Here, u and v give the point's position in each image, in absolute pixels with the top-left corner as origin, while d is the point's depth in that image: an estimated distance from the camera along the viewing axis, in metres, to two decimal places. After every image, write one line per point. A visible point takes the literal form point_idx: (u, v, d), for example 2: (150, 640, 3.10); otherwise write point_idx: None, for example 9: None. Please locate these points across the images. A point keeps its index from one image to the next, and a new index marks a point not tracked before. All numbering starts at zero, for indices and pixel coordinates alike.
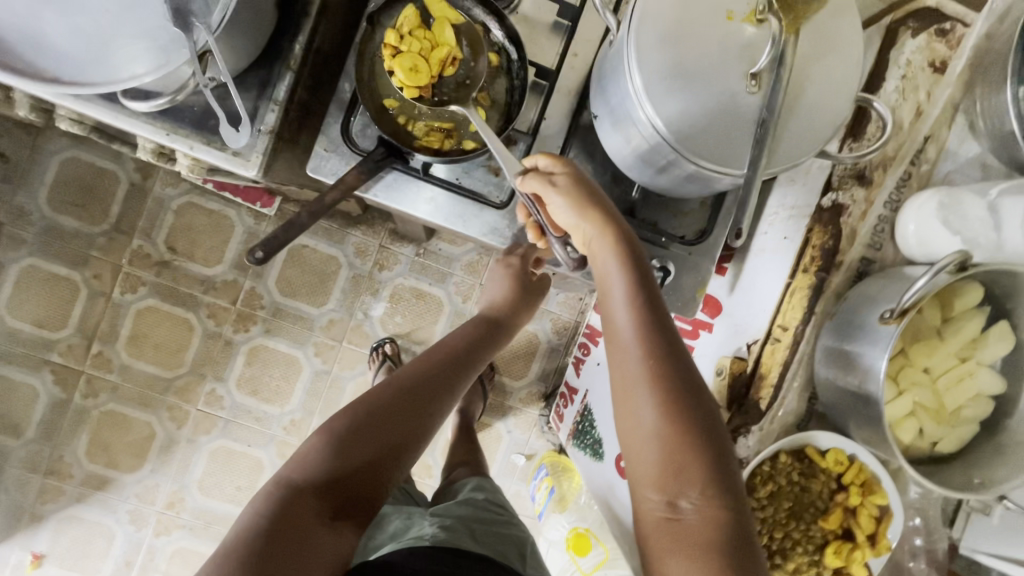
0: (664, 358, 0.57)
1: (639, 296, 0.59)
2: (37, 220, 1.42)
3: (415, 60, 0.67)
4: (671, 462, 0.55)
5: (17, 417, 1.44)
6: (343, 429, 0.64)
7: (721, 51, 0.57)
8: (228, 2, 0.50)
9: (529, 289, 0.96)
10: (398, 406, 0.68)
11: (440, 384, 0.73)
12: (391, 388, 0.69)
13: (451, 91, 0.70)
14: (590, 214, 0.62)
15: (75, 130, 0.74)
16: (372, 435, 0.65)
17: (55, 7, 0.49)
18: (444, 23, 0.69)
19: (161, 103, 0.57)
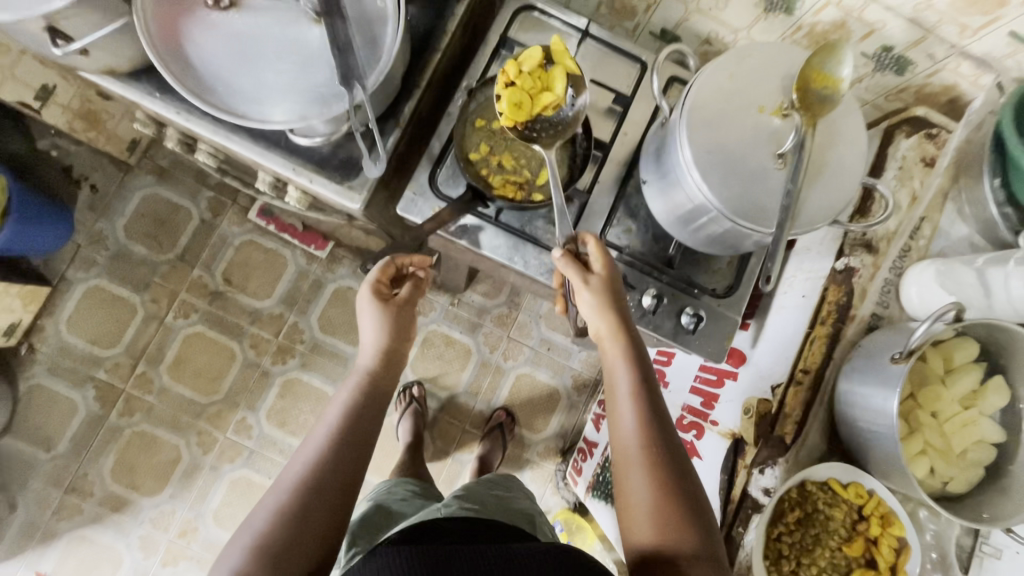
0: (655, 432, 0.67)
1: (637, 378, 0.71)
2: (111, 244, 1.56)
3: (520, 95, 0.77)
4: (665, 524, 0.61)
5: (52, 429, 1.49)
6: (294, 512, 0.61)
7: (754, 134, 0.71)
8: (381, 70, 0.64)
9: (406, 309, 0.83)
10: (342, 480, 0.65)
11: (363, 447, 0.69)
12: (333, 455, 0.66)
13: (543, 130, 0.81)
14: (602, 302, 0.75)
15: (208, 161, 0.88)
16: (323, 513, 0.62)
17: (252, 69, 0.64)
18: (560, 69, 0.79)
19: (318, 139, 0.76)
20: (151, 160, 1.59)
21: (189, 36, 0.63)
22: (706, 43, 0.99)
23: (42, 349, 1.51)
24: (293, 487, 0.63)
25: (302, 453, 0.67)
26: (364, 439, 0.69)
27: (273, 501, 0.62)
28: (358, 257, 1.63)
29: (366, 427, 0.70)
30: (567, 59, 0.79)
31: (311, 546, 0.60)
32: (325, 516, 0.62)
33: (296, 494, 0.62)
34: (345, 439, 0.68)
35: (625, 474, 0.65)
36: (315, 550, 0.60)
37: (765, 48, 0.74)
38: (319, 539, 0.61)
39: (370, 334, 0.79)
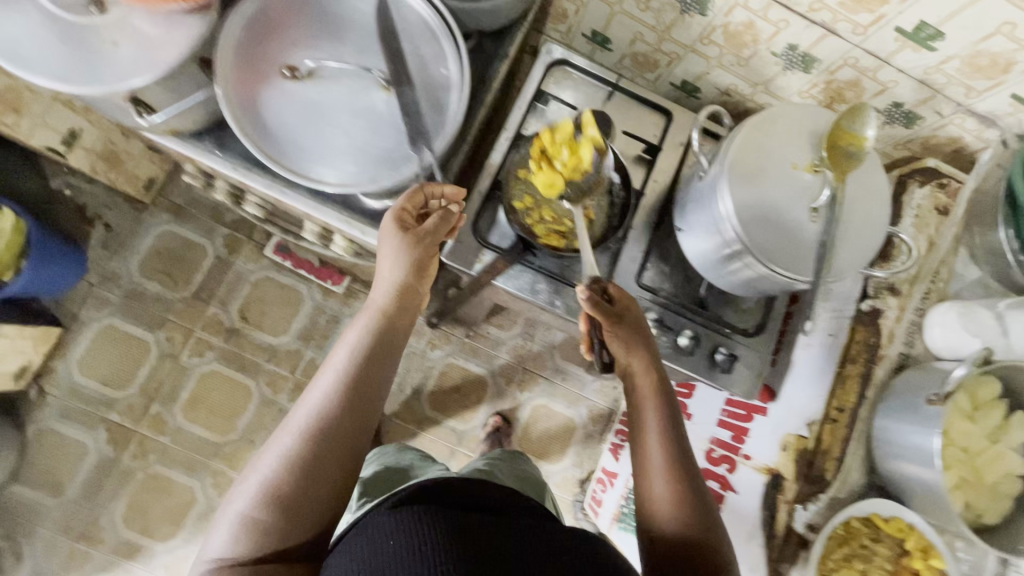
0: (692, 479, 0.67)
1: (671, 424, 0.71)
2: (125, 283, 1.54)
3: (551, 179, 0.85)
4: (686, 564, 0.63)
5: (62, 474, 1.45)
6: (301, 467, 0.54)
7: (790, 189, 0.76)
8: (449, 134, 0.68)
9: (435, 237, 0.67)
10: (354, 449, 0.57)
11: (375, 404, 0.60)
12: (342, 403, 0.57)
13: (574, 194, 0.86)
14: (632, 343, 0.76)
15: (257, 212, 0.91)
16: (330, 470, 0.55)
17: (324, 133, 0.67)
18: (587, 141, 0.86)
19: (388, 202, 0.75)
20: (166, 199, 1.59)
21: (265, 102, 0.66)
22: (724, 94, 1.05)
23: (52, 392, 1.48)
24: (304, 436, 0.56)
25: (311, 398, 0.58)
26: (375, 397, 0.60)
27: (280, 447, 0.56)
28: None
29: (381, 387, 0.61)
30: (593, 129, 0.85)
31: (317, 509, 0.54)
32: (335, 489, 0.56)
33: (303, 445, 0.55)
34: (358, 395, 0.59)
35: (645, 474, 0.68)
36: (324, 511, 0.55)
37: (795, 108, 0.79)
38: (329, 507, 0.55)
39: (388, 265, 0.65)
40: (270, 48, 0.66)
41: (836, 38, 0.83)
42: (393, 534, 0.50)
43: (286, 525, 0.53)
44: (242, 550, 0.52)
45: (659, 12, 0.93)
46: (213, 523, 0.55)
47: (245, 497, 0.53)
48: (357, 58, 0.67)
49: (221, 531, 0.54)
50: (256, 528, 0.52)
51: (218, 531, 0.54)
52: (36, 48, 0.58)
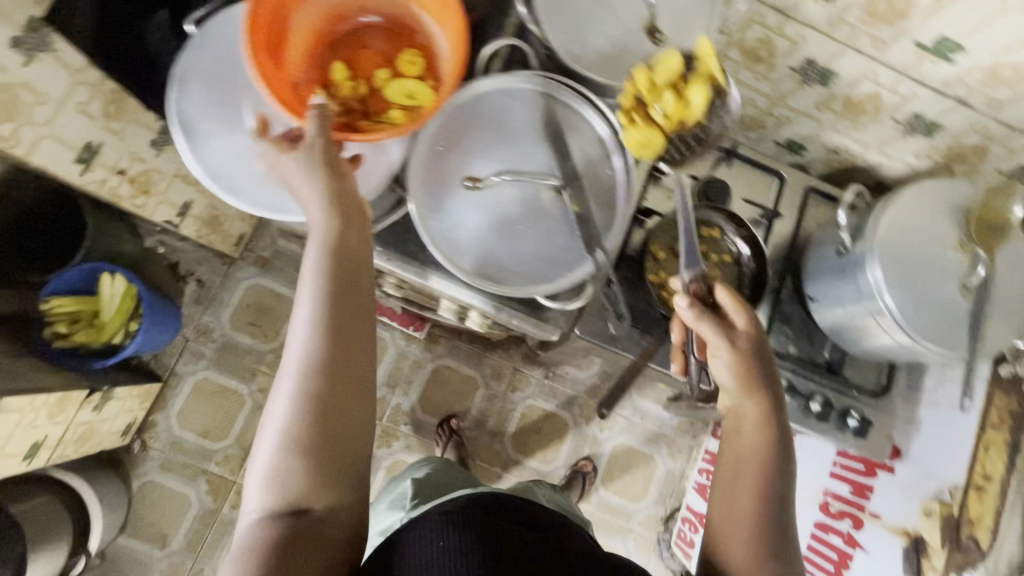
0: (775, 491, 0.62)
1: (758, 437, 0.65)
2: (218, 336, 1.59)
3: (649, 135, 0.66)
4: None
5: (166, 526, 1.50)
6: (305, 423, 0.56)
7: (941, 267, 0.77)
8: (619, 233, 0.70)
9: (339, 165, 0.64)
10: (344, 389, 0.58)
11: (355, 342, 0.60)
12: (319, 355, 0.58)
13: (683, 151, 0.68)
14: (736, 359, 0.67)
15: (396, 291, 0.94)
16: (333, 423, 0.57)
17: (500, 235, 0.69)
18: (701, 78, 0.64)
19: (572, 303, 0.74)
20: (253, 252, 1.64)
21: (447, 210, 0.69)
22: (833, 153, 1.06)
23: (154, 445, 1.53)
24: (295, 394, 0.57)
25: (294, 345, 0.59)
26: (353, 331, 0.60)
27: (281, 409, 0.57)
28: (454, 336, 1.68)
29: (354, 323, 0.60)
30: (714, 64, 0.64)
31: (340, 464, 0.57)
32: (336, 436, 0.57)
33: (298, 399, 0.57)
34: (339, 335, 0.59)
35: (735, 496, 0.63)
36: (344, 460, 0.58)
37: (936, 184, 0.81)
38: (342, 451, 0.58)
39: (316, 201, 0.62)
40: (451, 161, 0.70)
41: (968, 109, 0.84)
42: (443, 537, 0.58)
43: (304, 473, 0.56)
44: (275, 504, 0.55)
45: (776, 82, 0.95)
46: (246, 486, 0.57)
47: (265, 455, 0.56)
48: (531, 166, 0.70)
49: (254, 492, 0.57)
50: (280, 477, 0.55)
51: (252, 497, 0.57)
52: (244, 174, 0.69)
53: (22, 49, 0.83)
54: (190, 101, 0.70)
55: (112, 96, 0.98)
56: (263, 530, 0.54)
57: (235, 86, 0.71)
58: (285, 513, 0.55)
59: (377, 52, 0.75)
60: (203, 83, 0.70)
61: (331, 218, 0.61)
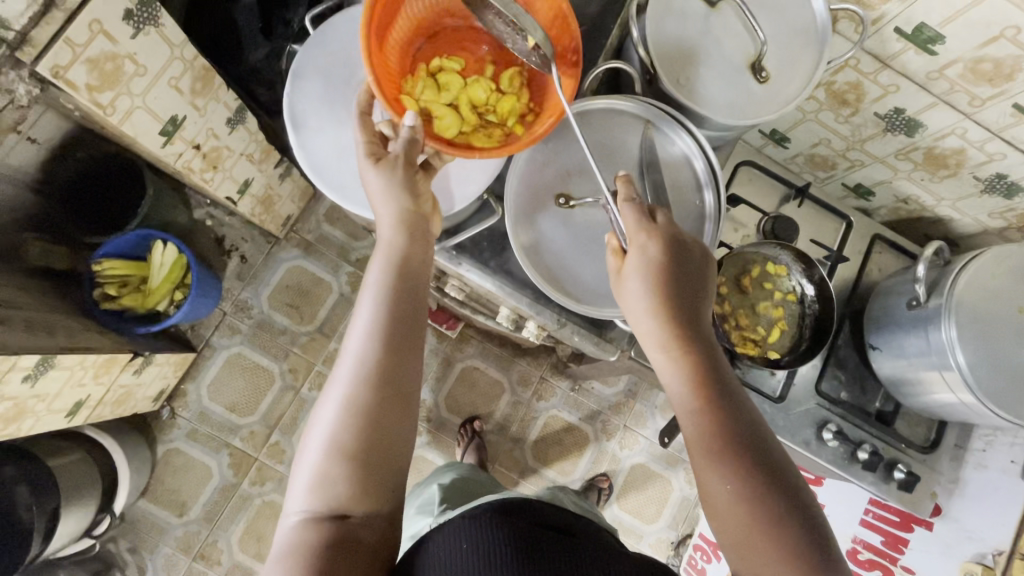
0: (744, 436, 0.61)
1: (697, 366, 0.64)
2: (256, 313, 1.61)
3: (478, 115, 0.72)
4: (745, 531, 0.57)
5: (186, 494, 1.51)
6: (358, 424, 0.58)
7: (1018, 332, 0.76)
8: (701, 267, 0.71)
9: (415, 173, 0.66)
10: (396, 400, 0.60)
11: (408, 350, 0.63)
12: (378, 356, 0.61)
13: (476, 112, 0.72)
14: (654, 283, 0.64)
15: (456, 294, 0.96)
16: (386, 430, 0.59)
17: (582, 254, 0.71)
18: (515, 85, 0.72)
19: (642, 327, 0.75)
20: (298, 234, 1.66)
21: (538, 223, 0.70)
22: (900, 201, 1.06)
23: (182, 414, 1.55)
24: (350, 392, 0.59)
25: (349, 349, 0.62)
26: (405, 340, 0.63)
27: (332, 405, 0.59)
28: (486, 339, 1.69)
29: (407, 330, 0.63)
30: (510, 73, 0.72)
31: (386, 472, 0.58)
32: (383, 444, 0.58)
33: (355, 401, 0.58)
34: (393, 339, 0.62)
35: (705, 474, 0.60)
36: (390, 472, 0.58)
37: (1020, 247, 0.80)
38: (390, 463, 0.59)
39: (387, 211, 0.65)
40: (547, 176, 0.71)
41: None
42: (467, 538, 0.58)
43: (348, 476, 0.56)
44: (319, 505, 0.56)
45: (859, 126, 0.95)
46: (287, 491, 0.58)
47: (313, 454, 0.57)
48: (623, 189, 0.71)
49: (294, 495, 0.57)
50: (326, 483, 0.56)
51: (294, 502, 0.57)
52: (346, 171, 0.70)
53: (132, 21, 0.84)
54: (304, 96, 0.72)
55: (202, 73, 1.00)
56: (303, 534, 0.54)
57: (348, 85, 0.72)
58: (326, 516, 0.55)
59: (473, 58, 0.77)
60: (319, 79, 0.72)
61: (399, 232, 0.65)
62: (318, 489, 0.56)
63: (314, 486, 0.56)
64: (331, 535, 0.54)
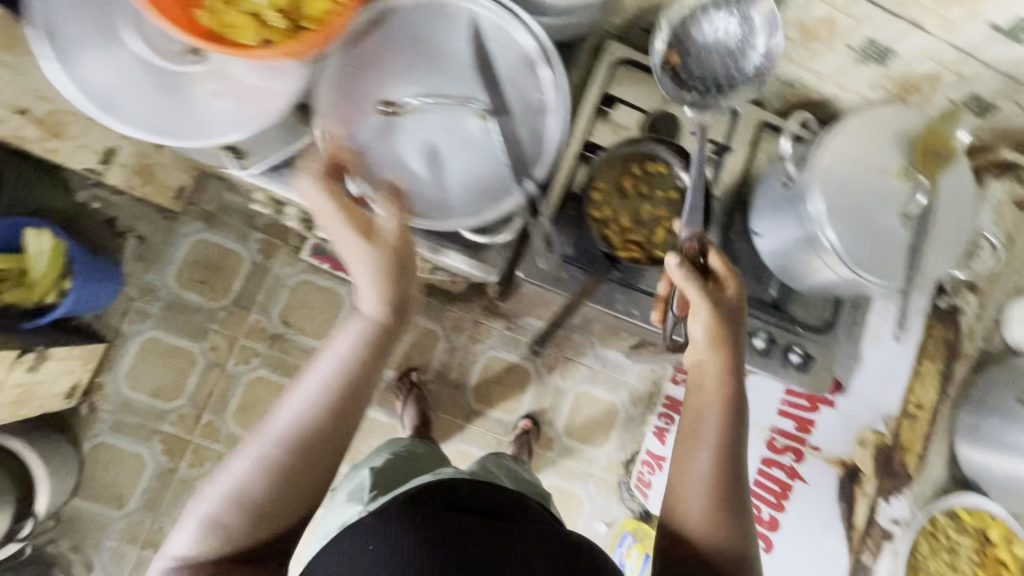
0: (728, 449, 0.66)
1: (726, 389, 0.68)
2: (164, 295, 1.53)
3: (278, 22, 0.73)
4: (709, 521, 0.64)
5: (123, 486, 1.47)
6: (286, 458, 0.59)
7: (882, 197, 0.76)
8: (549, 164, 0.69)
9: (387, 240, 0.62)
10: (327, 448, 0.60)
11: (353, 408, 0.62)
12: (325, 415, 0.60)
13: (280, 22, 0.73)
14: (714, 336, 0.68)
15: (326, 235, 0.89)
16: (313, 473, 0.60)
17: (418, 164, 0.68)
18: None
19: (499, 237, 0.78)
20: (197, 205, 1.56)
21: (362, 137, 0.68)
22: (787, 87, 1.02)
23: (103, 407, 1.48)
24: (286, 431, 0.59)
25: (301, 392, 0.61)
26: (351, 401, 0.61)
27: (265, 440, 0.59)
28: (415, 290, 1.64)
29: (360, 390, 0.62)
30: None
31: (297, 500, 0.59)
32: (300, 489, 0.59)
33: (289, 438, 0.59)
34: (347, 398, 0.61)
35: (684, 478, 0.66)
36: (306, 499, 0.60)
37: (879, 109, 0.78)
38: (302, 504, 0.60)
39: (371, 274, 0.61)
40: (368, 85, 0.70)
41: (922, 33, 0.82)
42: (373, 539, 0.61)
43: (256, 520, 0.58)
44: (207, 550, 0.57)
45: None
46: (180, 518, 0.59)
47: (230, 473, 0.58)
48: (453, 89, 0.69)
49: (185, 526, 0.58)
50: (242, 501, 0.57)
51: (186, 523, 0.58)
52: (123, 94, 0.70)
53: None
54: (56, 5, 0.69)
55: None
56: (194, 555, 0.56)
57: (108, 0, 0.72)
58: (206, 540, 0.57)
59: None
60: None
61: (384, 311, 0.61)
62: (227, 508, 0.57)
63: (224, 505, 0.57)
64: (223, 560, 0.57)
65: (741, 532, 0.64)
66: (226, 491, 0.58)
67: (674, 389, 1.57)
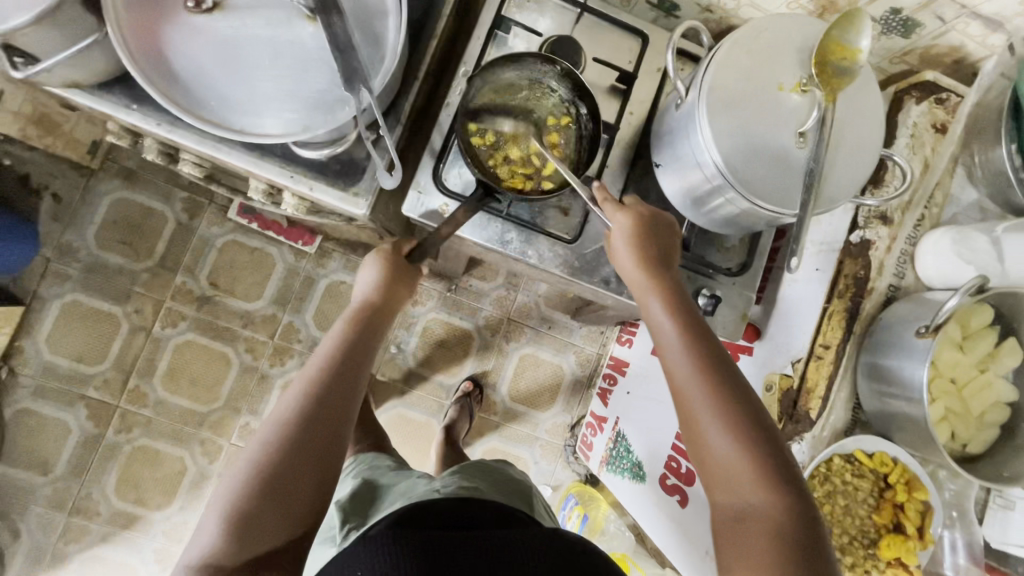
0: (714, 372, 0.66)
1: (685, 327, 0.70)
2: (84, 256, 1.47)
3: None
4: (740, 480, 0.61)
5: (47, 453, 1.43)
6: (286, 444, 0.64)
7: (775, 114, 0.69)
8: (387, 74, 0.64)
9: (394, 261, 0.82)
10: (330, 424, 0.67)
11: (346, 401, 0.70)
12: (323, 390, 0.69)
13: None
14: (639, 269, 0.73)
15: (196, 170, 0.86)
16: (317, 445, 0.65)
17: (244, 76, 0.65)
18: None
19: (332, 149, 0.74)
20: (116, 162, 1.49)
21: (173, 45, 0.63)
22: (706, 11, 0.94)
23: (24, 372, 1.44)
24: (283, 421, 0.66)
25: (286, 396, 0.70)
26: (349, 394, 0.71)
27: (264, 434, 0.65)
28: (350, 251, 1.58)
29: (348, 385, 0.71)
30: None
31: (306, 477, 0.63)
32: (307, 481, 0.63)
33: (291, 424, 0.65)
34: (340, 373, 0.72)
35: (697, 424, 0.64)
36: (314, 481, 0.64)
37: (778, 19, 0.72)
38: (311, 493, 0.63)
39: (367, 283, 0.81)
40: None
41: None
42: (363, 563, 0.55)
43: (269, 509, 0.60)
44: (224, 545, 0.58)
45: None
46: (197, 526, 0.60)
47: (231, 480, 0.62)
48: None
49: (207, 531, 0.59)
50: (244, 493, 0.61)
51: (207, 527, 0.60)
52: None
53: None
54: None
55: None
56: (215, 556, 0.57)
57: None
58: (228, 532, 0.58)
59: None
60: None
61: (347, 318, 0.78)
62: (238, 499, 0.60)
63: (226, 514, 0.59)
64: (245, 559, 0.58)
65: (768, 447, 0.62)
66: (226, 500, 0.60)
67: (618, 349, 1.49)
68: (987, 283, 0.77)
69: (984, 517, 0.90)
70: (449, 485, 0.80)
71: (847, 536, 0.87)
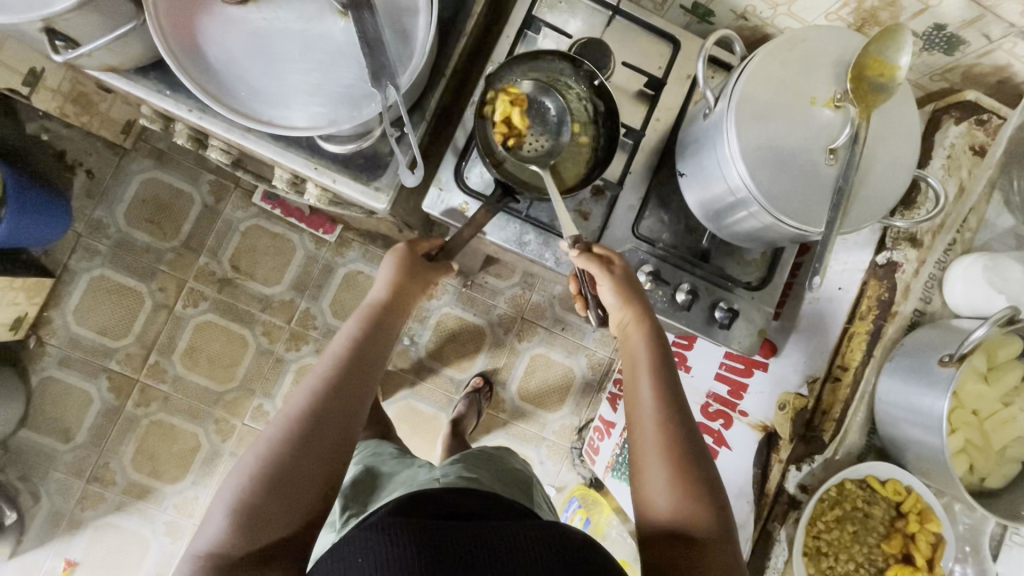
0: (673, 415, 0.68)
1: (653, 364, 0.72)
2: (113, 233, 1.51)
3: None
4: (676, 518, 0.62)
5: (69, 421, 1.48)
6: (297, 438, 0.63)
7: (806, 129, 0.68)
8: (415, 72, 0.65)
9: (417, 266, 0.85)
10: (338, 420, 0.66)
11: (356, 403, 0.70)
12: (333, 385, 0.69)
13: None
14: (618, 292, 0.76)
15: (223, 158, 0.88)
16: (325, 439, 0.65)
17: (274, 68, 0.66)
18: None
19: (351, 145, 0.74)
20: (148, 143, 1.53)
21: (206, 34, 0.64)
22: (741, 18, 0.92)
23: (52, 341, 1.48)
24: (296, 417, 0.65)
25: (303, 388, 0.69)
26: (359, 391, 0.70)
27: (272, 428, 0.64)
28: (369, 241, 1.60)
29: (360, 382, 0.71)
30: None
31: (314, 472, 0.63)
32: (313, 481, 0.63)
33: (302, 419, 0.65)
34: (347, 365, 0.71)
35: (643, 462, 0.66)
36: (322, 476, 0.63)
37: (816, 31, 0.70)
38: (315, 492, 0.63)
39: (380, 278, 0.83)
40: None
41: None
42: (364, 552, 0.53)
43: (273, 500, 0.60)
44: (230, 535, 0.58)
45: None
46: (209, 508, 0.60)
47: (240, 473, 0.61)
48: None
49: (215, 516, 0.59)
50: (243, 483, 0.60)
51: (215, 515, 0.59)
52: None
53: None
54: None
55: None
56: (221, 547, 0.58)
57: None
58: (237, 521, 0.58)
59: None
60: None
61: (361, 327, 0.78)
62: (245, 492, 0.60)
63: (235, 509, 0.59)
64: (249, 550, 0.59)
65: (709, 492, 0.63)
66: (235, 493, 0.60)
67: None
68: (1017, 316, 0.74)
69: (1000, 554, 0.88)
70: (448, 472, 0.81)
71: (854, 565, 0.85)
